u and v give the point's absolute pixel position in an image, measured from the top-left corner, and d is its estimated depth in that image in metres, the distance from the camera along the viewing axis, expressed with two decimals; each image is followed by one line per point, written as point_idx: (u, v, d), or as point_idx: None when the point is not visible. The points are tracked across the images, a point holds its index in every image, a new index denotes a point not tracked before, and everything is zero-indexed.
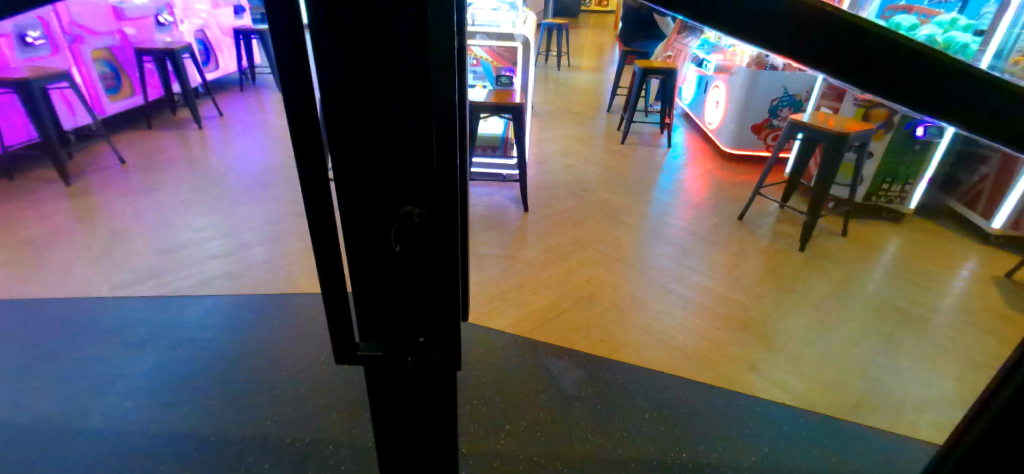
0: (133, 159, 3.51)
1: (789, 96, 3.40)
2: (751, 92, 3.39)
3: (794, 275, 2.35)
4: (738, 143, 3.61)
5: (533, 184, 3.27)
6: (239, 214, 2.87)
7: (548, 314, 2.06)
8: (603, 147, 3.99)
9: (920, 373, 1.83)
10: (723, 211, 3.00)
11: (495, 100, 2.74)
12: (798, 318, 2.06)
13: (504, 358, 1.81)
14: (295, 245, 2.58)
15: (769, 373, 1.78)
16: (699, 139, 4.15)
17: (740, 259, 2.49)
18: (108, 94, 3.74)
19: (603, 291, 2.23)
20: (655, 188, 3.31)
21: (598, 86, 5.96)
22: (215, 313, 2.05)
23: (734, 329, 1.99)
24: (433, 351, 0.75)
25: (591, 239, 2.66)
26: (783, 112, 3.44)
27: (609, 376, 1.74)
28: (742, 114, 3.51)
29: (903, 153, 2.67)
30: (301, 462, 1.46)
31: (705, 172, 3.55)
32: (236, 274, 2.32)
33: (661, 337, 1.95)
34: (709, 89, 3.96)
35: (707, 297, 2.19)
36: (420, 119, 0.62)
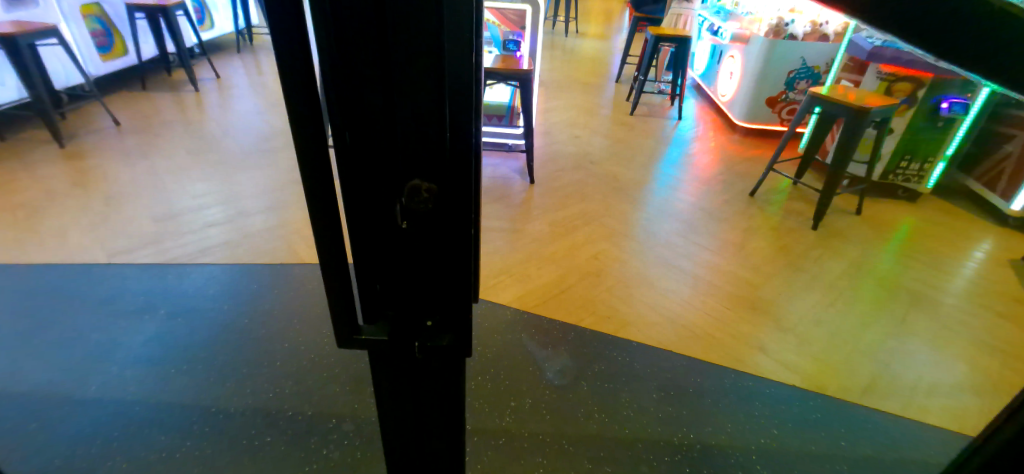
0: (130, 121, 3.43)
1: (807, 68, 3.26)
2: (767, 62, 3.27)
3: (804, 254, 2.30)
4: (751, 116, 3.51)
5: (538, 156, 3.18)
6: (238, 179, 2.80)
7: (553, 290, 2.02)
8: (611, 119, 3.87)
9: (933, 355, 1.79)
10: (733, 187, 2.92)
11: (502, 67, 2.64)
12: (809, 298, 2.02)
13: (510, 335, 1.77)
14: (295, 212, 2.52)
15: (778, 354, 1.75)
16: (711, 111, 4.02)
17: (750, 236, 2.43)
18: (99, 53, 3.61)
19: (610, 266, 2.18)
20: (663, 162, 3.22)
21: (606, 54, 5.79)
22: (214, 281, 2.01)
23: (743, 308, 1.95)
24: (442, 335, 0.70)
25: (598, 213, 2.60)
26: (799, 84, 3.32)
27: (616, 354, 1.70)
28: (757, 86, 3.39)
29: (924, 130, 2.57)
30: (304, 435, 1.43)
31: (715, 146, 3.46)
32: (236, 242, 2.27)
33: (668, 315, 1.91)
34: (723, 59, 3.83)
35: (716, 275, 2.14)
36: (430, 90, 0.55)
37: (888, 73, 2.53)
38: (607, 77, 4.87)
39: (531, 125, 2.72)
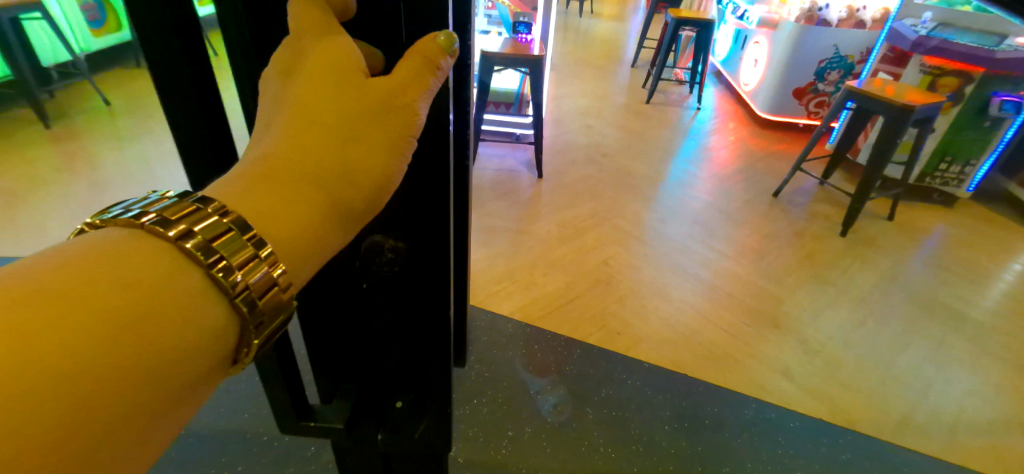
0: (122, 101, 3.28)
1: (840, 57, 3.04)
2: (796, 50, 3.05)
3: (831, 263, 2.13)
4: (775, 107, 3.31)
5: (547, 147, 3.01)
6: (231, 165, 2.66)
7: (559, 300, 1.87)
8: (626, 107, 3.67)
9: (973, 386, 1.63)
10: (754, 186, 2.74)
11: (510, 52, 2.45)
12: (837, 314, 1.86)
13: (508, 353, 1.62)
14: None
15: (803, 380, 1.60)
16: (732, 101, 3.81)
17: (773, 242, 2.26)
18: (90, 27, 3.44)
19: (621, 274, 2.02)
20: (680, 156, 3.04)
21: (622, 36, 5.53)
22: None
23: (766, 326, 1.79)
24: (414, 418, 0.57)
25: (609, 212, 2.43)
26: (830, 74, 3.11)
27: (624, 377, 1.57)
28: (784, 76, 3.18)
29: (968, 130, 2.37)
30: (282, 464, 1.32)
31: (735, 140, 3.27)
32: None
33: (684, 331, 1.76)
34: (748, 45, 3.60)
35: (736, 286, 1.98)
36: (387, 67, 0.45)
37: (933, 66, 2.32)
38: (622, 62, 4.64)
39: (540, 115, 2.55)
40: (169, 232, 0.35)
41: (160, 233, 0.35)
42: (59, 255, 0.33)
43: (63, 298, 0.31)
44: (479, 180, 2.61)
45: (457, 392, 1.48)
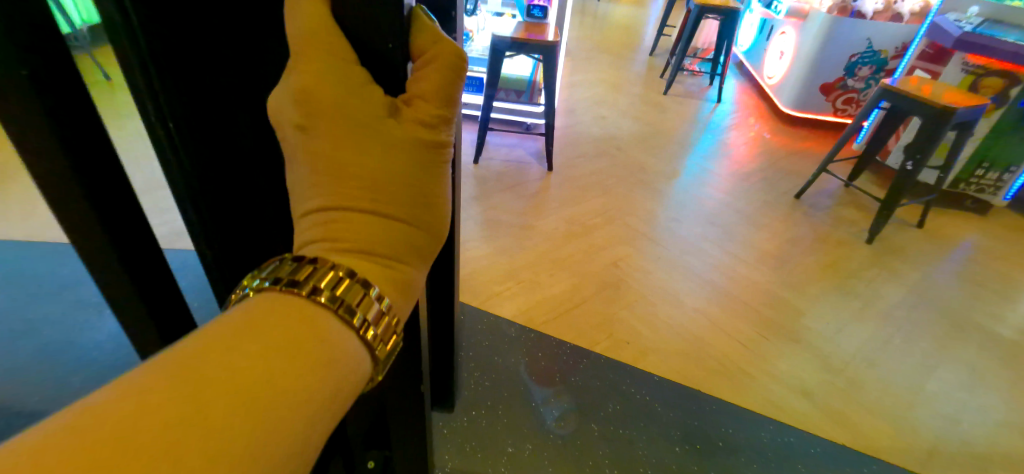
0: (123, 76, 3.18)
1: (873, 52, 2.90)
2: (827, 44, 2.91)
3: (855, 272, 2.02)
4: (801, 105, 3.19)
5: (558, 138, 2.89)
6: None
7: (566, 303, 1.77)
8: (642, 97, 3.53)
9: (1006, 414, 1.52)
10: (775, 186, 2.62)
11: (524, 37, 2.32)
12: (861, 329, 1.74)
13: (509, 360, 1.53)
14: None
15: (823, 402, 1.49)
16: (754, 95, 3.66)
17: (793, 247, 2.15)
18: None
19: (632, 277, 1.92)
20: (696, 152, 2.91)
21: (641, 22, 5.34)
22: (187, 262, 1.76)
23: (784, 339, 1.68)
24: None
25: (621, 209, 2.32)
26: (861, 70, 2.96)
27: (633, 391, 1.47)
28: (813, 70, 3.05)
29: (1011, 135, 2.22)
30: None
31: (755, 136, 3.13)
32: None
33: (697, 342, 1.65)
34: (773, 36, 3.44)
35: (753, 294, 1.87)
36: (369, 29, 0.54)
37: (977, 65, 2.17)
38: (640, 50, 4.47)
39: (552, 105, 2.42)
40: (303, 290, 0.47)
41: (294, 293, 0.47)
42: (219, 327, 0.43)
43: (267, 354, 0.42)
44: (486, 170, 2.50)
45: (448, 423, 1.34)
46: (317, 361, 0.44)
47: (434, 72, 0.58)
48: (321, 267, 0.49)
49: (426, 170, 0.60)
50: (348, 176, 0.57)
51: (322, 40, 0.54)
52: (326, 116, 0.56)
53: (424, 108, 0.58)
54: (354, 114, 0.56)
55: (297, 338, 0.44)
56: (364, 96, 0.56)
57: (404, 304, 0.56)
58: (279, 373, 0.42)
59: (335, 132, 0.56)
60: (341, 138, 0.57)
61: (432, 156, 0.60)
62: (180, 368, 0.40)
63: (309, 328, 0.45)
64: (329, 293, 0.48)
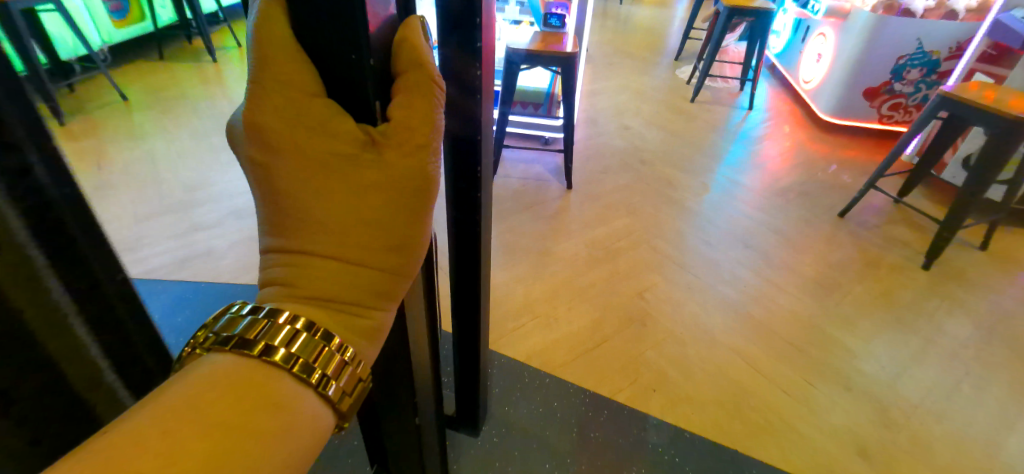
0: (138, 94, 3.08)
1: (922, 53, 2.69)
2: (872, 45, 2.72)
3: (910, 303, 1.84)
4: (842, 111, 2.99)
5: (579, 151, 2.73)
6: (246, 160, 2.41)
7: (589, 339, 1.62)
8: (668, 106, 3.34)
9: None
10: (815, 202, 2.42)
11: (540, 48, 2.16)
12: (924, 374, 1.56)
13: (524, 409, 1.38)
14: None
15: (883, 463, 1.30)
16: (788, 100, 3.45)
17: (839, 275, 1.96)
18: (112, 18, 3.23)
19: (660, 309, 1.75)
20: (727, 165, 2.71)
21: (665, 25, 5.12)
22: (195, 292, 1.62)
23: (835, 385, 1.50)
24: None
25: (646, 231, 2.15)
26: (910, 73, 2.76)
27: (662, 449, 1.30)
28: (856, 72, 2.84)
29: None
30: None
31: (792, 145, 2.92)
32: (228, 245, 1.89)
33: (734, 388, 1.47)
34: (810, 37, 3.25)
35: (796, 330, 1.69)
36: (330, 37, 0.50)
37: None
38: (665, 54, 4.28)
39: (572, 120, 2.27)
40: (255, 349, 0.46)
41: (245, 352, 0.46)
42: (175, 390, 0.43)
43: (212, 420, 0.42)
44: (502, 189, 2.36)
45: (464, 462, 1.25)
46: (271, 429, 0.44)
47: (412, 99, 0.54)
48: (278, 324, 0.48)
49: (401, 212, 0.56)
50: (312, 215, 0.53)
51: (283, 62, 0.50)
52: (286, 150, 0.51)
53: (399, 143, 0.54)
54: (318, 150, 0.52)
55: (250, 401, 0.44)
56: (332, 129, 0.52)
57: (368, 351, 0.56)
58: (227, 442, 0.42)
59: (294, 171, 0.52)
60: (303, 177, 0.52)
61: (407, 198, 0.56)
62: (126, 433, 0.40)
63: (260, 392, 0.45)
64: (285, 349, 0.47)
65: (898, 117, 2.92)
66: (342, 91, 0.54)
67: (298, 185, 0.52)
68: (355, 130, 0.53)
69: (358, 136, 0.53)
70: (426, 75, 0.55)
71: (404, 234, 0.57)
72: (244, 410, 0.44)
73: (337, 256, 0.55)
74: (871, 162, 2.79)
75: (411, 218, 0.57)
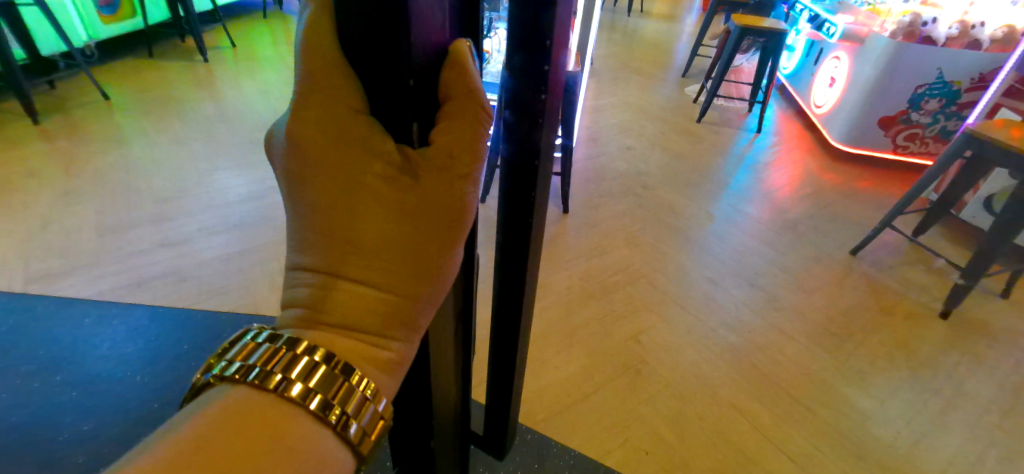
0: (120, 92, 2.91)
1: (943, 83, 2.59)
2: (891, 72, 2.61)
3: (927, 356, 1.72)
4: (855, 139, 2.87)
5: (579, 172, 2.60)
6: (228, 169, 2.28)
7: (583, 386, 1.50)
8: (675, 126, 3.21)
9: None
10: (826, 236, 2.30)
11: None
12: (943, 442, 1.45)
13: (505, 469, 1.24)
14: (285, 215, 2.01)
15: None
16: (797, 123, 3.34)
17: (853, 320, 1.83)
18: (100, 13, 3.05)
19: (659, 356, 1.62)
20: (733, 191, 2.59)
21: (672, 38, 4.99)
22: (153, 319, 1.44)
23: (848, 456, 1.39)
24: None
25: (647, 264, 2.02)
26: (929, 103, 2.66)
27: None
28: (871, 100, 2.71)
29: None
30: None
31: (801, 173, 2.81)
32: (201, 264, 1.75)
33: (740, 455, 1.36)
34: (823, 60, 3.14)
35: (806, 386, 1.57)
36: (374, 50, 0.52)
37: None
38: (671, 70, 4.14)
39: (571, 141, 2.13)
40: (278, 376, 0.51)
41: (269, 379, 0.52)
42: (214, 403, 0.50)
43: (233, 441, 0.48)
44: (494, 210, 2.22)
45: None
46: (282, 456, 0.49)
47: (451, 124, 0.55)
48: (296, 354, 0.53)
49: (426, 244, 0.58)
50: (343, 238, 0.56)
51: (330, 78, 0.52)
52: (323, 166, 0.55)
53: (435, 167, 0.56)
54: (355, 167, 0.55)
55: (266, 427, 0.50)
56: (367, 147, 0.55)
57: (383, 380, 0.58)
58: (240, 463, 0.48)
59: (331, 183, 0.55)
60: (336, 203, 0.56)
61: (436, 221, 0.57)
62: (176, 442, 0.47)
63: (272, 424, 0.50)
64: (301, 384, 0.52)
65: (912, 148, 2.82)
66: (388, 111, 0.55)
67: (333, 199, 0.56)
68: (393, 152, 0.55)
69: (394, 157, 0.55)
70: (471, 101, 0.54)
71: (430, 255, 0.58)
72: (261, 434, 0.50)
73: (361, 271, 0.57)
74: (884, 194, 2.67)
75: (437, 239, 0.58)
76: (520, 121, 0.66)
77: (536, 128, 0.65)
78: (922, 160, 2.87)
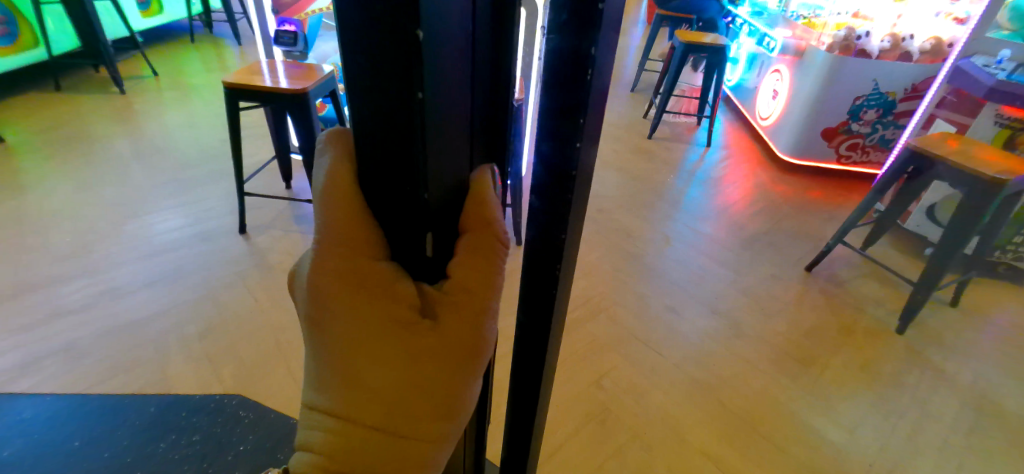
0: (20, 132, 2.61)
1: (879, 94, 2.65)
2: (831, 85, 2.67)
3: (890, 377, 1.69)
4: (801, 151, 2.91)
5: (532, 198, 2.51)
6: (146, 215, 2.06)
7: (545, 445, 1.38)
8: (626, 143, 3.18)
9: None
10: (782, 252, 2.28)
11: None
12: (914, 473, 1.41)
13: None
14: (210, 266, 1.82)
15: None
16: (745, 136, 3.37)
17: (816, 343, 1.79)
18: None
19: (624, 402, 1.52)
20: (688, 210, 2.55)
21: (620, 53, 5.01)
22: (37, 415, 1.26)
23: None
24: None
25: (606, 296, 1.93)
26: (867, 114, 2.71)
27: None
28: (814, 112, 2.77)
29: None
30: None
31: (752, 187, 2.81)
32: (110, 333, 1.53)
33: None
34: (766, 73, 3.21)
35: (774, 423, 1.50)
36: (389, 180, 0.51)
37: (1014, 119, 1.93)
38: (620, 85, 4.14)
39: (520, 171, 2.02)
40: None
41: None
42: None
43: None
44: None
45: None
46: None
47: (471, 258, 0.54)
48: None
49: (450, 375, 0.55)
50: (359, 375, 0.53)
51: (352, 218, 0.51)
52: (339, 313, 0.52)
53: (454, 306, 0.54)
54: (376, 310, 0.52)
55: None
56: (385, 291, 0.52)
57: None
58: None
59: (347, 329, 0.53)
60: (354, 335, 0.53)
61: (459, 355, 0.55)
62: None
63: None
64: None
65: (855, 158, 2.88)
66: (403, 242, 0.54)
67: (351, 348, 0.53)
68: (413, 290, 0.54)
69: (414, 299, 0.53)
70: (489, 231, 0.54)
71: (451, 398, 0.55)
72: None
73: (380, 420, 0.53)
74: (833, 205, 2.70)
75: (461, 374, 0.55)
76: (547, 191, 0.55)
77: (564, 198, 0.54)
78: (865, 169, 2.94)
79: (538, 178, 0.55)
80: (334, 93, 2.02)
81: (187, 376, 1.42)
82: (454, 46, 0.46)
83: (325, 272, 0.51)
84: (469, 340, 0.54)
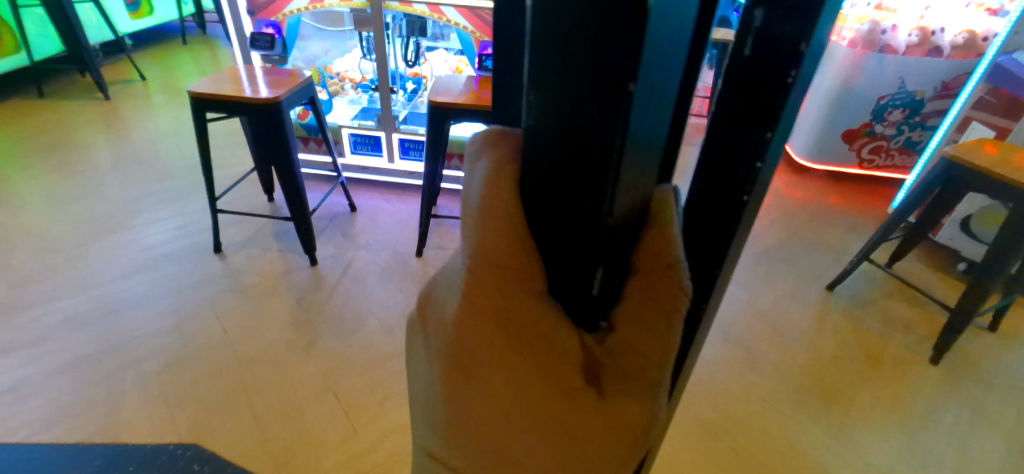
0: None
1: (906, 93, 2.46)
2: (853, 83, 2.48)
3: (924, 414, 1.53)
4: (820, 155, 2.73)
5: None
6: (118, 234, 1.93)
7: None
8: None
9: None
10: (800, 267, 2.11)
11: (474, 99, 1.75)
12: None
13: None
14: (179, 291, 1.69)
15: None
16: None
17: (842, 374, 1.63)
18: None
19: None
20: None
21: None
22: None
23: None
24: None
25: None
26: (892, 114, 2.52)
27: None
28: (834, 112, 2.58)
29: None
30: None
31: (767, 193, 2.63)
32: (65, 370, 1.40)
33: None
34: None
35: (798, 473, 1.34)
36: (561, 197, 0.38)
37: None
38: None
39: None
40: None
41: None
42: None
43: None
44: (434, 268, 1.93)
45: None
46: None
47: (647, 308, 0.39)
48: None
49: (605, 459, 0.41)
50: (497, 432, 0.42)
51: (506, 240, 0.40)
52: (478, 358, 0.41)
53: (621, 373, 0.40)
54: (528, 362, 0.41)
55: None
56: (540, 339, 0.40)
57: None
58: None
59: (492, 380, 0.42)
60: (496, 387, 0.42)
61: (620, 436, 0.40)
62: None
63: None
64: None
65: (879, 162, 2.69)
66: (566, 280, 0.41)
67: (491, 401, 0.42)
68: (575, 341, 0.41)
69: (574, 351, 0.41)
70: (673, 276, 0.39)
71: None
72: None
73: None
74: (855, 213, 2.51)
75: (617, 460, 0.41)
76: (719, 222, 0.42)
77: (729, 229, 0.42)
78: (888, 173, 2.75)
79: (714, 202, 0.42)
80: (314, 99, 1.88)
81: (139, 424, 1.28)
82: (677, 8, 0.32)
83: (472, 301, 0.41)
84: (636, 427, 0.40)
